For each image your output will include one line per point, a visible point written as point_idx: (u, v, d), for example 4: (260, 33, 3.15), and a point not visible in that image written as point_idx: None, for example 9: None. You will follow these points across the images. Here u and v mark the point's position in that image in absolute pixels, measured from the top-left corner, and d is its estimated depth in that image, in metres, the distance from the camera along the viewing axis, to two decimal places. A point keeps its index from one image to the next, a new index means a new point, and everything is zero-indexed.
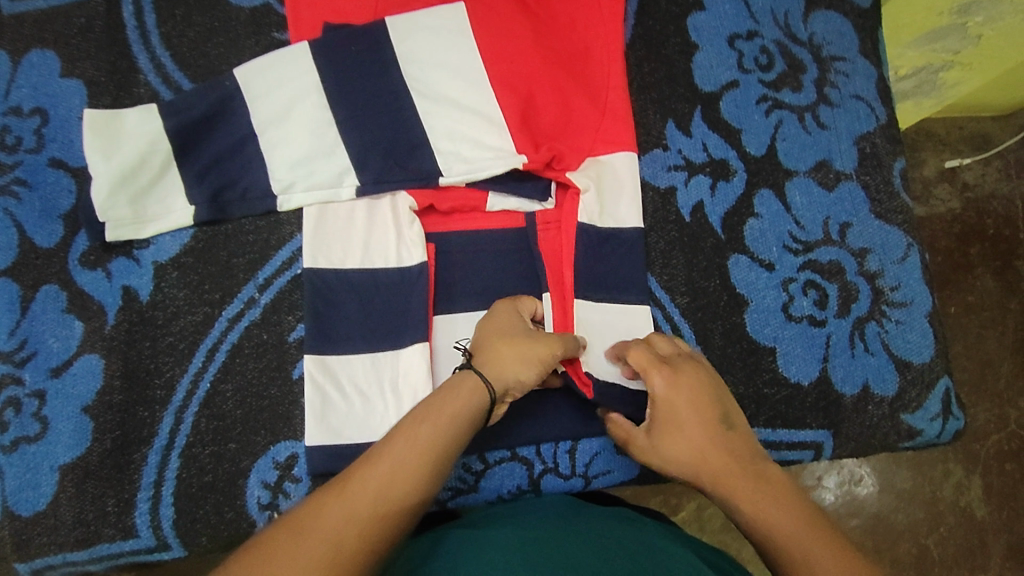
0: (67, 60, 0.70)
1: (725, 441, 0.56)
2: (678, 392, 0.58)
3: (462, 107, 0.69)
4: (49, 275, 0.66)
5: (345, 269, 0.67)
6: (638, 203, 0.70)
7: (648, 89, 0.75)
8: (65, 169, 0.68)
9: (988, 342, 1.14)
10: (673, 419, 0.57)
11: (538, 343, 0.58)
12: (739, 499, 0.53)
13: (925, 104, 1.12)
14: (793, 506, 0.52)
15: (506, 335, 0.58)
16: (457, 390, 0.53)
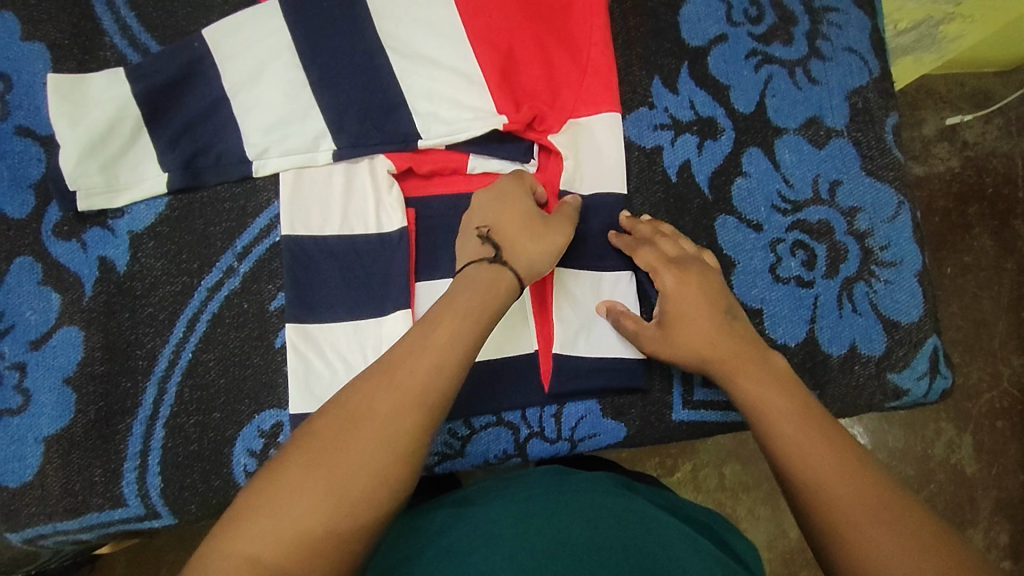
0: (29, 23, 0.68)
1: (734, 341, 0.59)
2: (688, 286, 0.61)
3: (439, 65, 0.67)
4: (23, 246, 0.65)
5: (324, 235, 0.66)
6: (620, 165, 0.69)
7: (634, 45, 0.72)
8: (33, 137, 0.66)
9: (983, 301, 1.14)
10: (684, 310, 0.60)
11: (555, 232, 0.59)
12: (744, 382, 0.57)
13: (925, 58, 1.09)
14: (811, 416, 0.52)
15: (529, 224, 0.58)
16: (497, 288, 0.54)
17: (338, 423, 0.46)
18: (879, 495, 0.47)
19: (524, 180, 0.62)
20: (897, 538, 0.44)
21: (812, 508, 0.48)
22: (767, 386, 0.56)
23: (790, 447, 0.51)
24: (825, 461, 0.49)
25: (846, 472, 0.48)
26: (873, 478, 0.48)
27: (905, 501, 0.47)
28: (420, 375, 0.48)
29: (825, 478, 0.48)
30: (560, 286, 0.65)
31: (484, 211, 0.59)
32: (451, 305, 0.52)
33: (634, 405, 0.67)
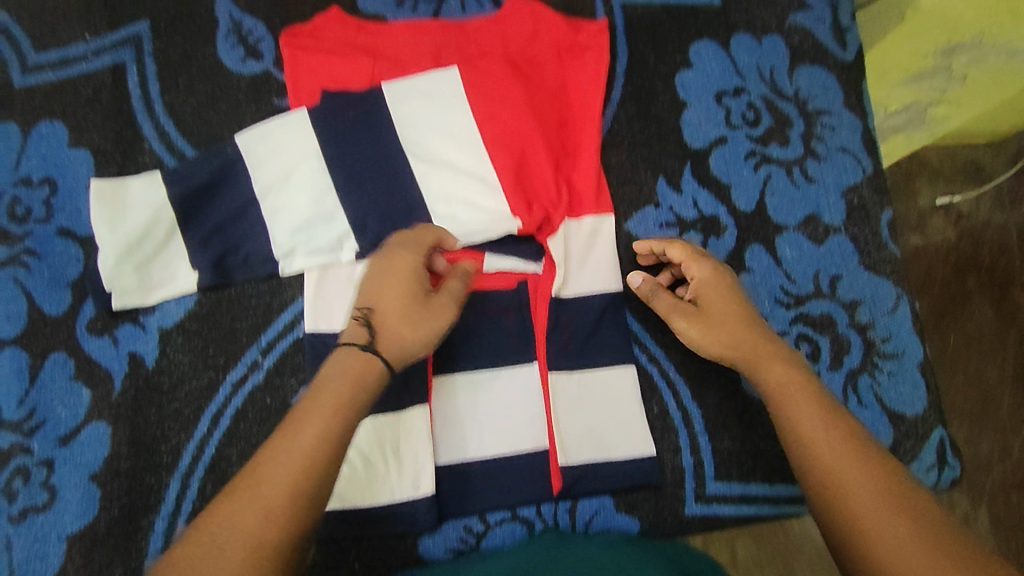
0: (76, 131, 0.73)
1: (765, 357, 0.60)
2: (720, 281, 0.65)
3: (458, 169, 0.71)
4: (58, 343, 0.67)
5: (344, 331, 0.68)
6: (615, 259, 0.72)
7: (639, 147, 0.77)
8: (73, 238, 0.70)
9: (988, 372, 1.15)
10: (713, 300, 0.64)
11: (436, 320, 0.58)
12: (769, 378, 0.59)
13: (916, 136, 1.14)
14: (844, 437, 0.53)
15: (410, 308, 0.57)
16: (365, 376, 0.53)
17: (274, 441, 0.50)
18: (913, 518, 0.47)
19: (417, 252, 0.61)
20: (926, 560, 0.45)
21: (839, 524, 0.49)
22: (802, 400, 0.56)
23: (822, 464, 0.52)
24: (856, 482, 0.50)
25: (876, 492, 0.49)
26: (910, 503, 0.49)
27: (937, 526, 0.47)
28: (289, 474, 0.48)
29: (845, 479, 0.51)
30: (558, 394, 0.67)
31: (376, 287, 0.58)
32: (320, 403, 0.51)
33: (647, 499, 0.67)
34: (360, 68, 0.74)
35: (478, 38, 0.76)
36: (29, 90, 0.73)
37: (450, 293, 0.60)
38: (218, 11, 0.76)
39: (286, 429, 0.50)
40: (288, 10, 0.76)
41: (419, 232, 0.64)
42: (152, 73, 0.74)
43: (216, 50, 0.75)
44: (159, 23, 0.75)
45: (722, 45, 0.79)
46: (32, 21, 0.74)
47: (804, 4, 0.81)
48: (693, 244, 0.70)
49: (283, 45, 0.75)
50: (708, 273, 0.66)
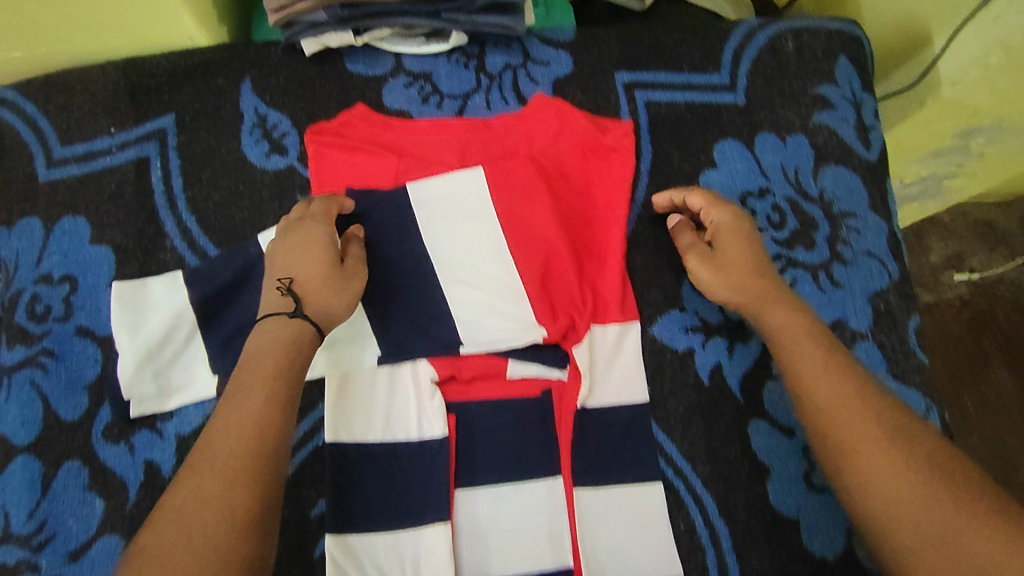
0: (98, 227, 0.72)
1: (769, 303, 0.65)
2: (731, 234, 0.69)
3: (484, 272, 0.71)
4: (72, 450, 0.66)
5: (366, 441, 0.68)
6: (642, 372, 0.72)
7: (664, 249, 0.76)
8: (92, 338, 0.69)
9: (1012, 443, 1.12)
10: (727, 246, 0.69)
11: (355, 281, 0.64)
12: (772, 321, 0.64)
13: (929, 203, 1.18)
14: (835, 368, 0.60)
15: (327, 275, 0.62)
16: (299, 343, 0.58)
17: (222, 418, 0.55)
18: (892, 426, 0.56)
19: (320, 221, 0.65)
20: (913, 484, 0.52)
21: (840, 464, 0.56)
22: (805, 350, 0.61)
23: (825, 417, 0.58)
24: (850, 410, 0.57)
25: (873, 431, 0.55)
26: (916, 449, 0.54)
27: (922, 446, 0.55)
28: (236, 445, 0.54)
29: (857, 430, 0.56)
30: (583, 510, 0.68)
31: (289, 259, 0.63)
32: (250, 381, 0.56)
33: None
34: (385, 167, 0.74)
35: (502, 135, 0.76)
36: (52, 185, 0.73)
37: (359, 257, 0.66)
38: (242, 103, 0.75)
39: (228, 406, 0.56)
40: (312, 104, 0.76)
41: (320, 202, 0.68)
42: (176, 169, 0.74)
43: (240, 145, 0.75)
44: (183, 116, 0.74)
45: (747, 145, 0.79)
46: (58, 114, 0.74)
47: (827, 103, 0.80)
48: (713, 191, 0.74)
49: (307, 142, 0.74)
50: (726, 218, 0.70)
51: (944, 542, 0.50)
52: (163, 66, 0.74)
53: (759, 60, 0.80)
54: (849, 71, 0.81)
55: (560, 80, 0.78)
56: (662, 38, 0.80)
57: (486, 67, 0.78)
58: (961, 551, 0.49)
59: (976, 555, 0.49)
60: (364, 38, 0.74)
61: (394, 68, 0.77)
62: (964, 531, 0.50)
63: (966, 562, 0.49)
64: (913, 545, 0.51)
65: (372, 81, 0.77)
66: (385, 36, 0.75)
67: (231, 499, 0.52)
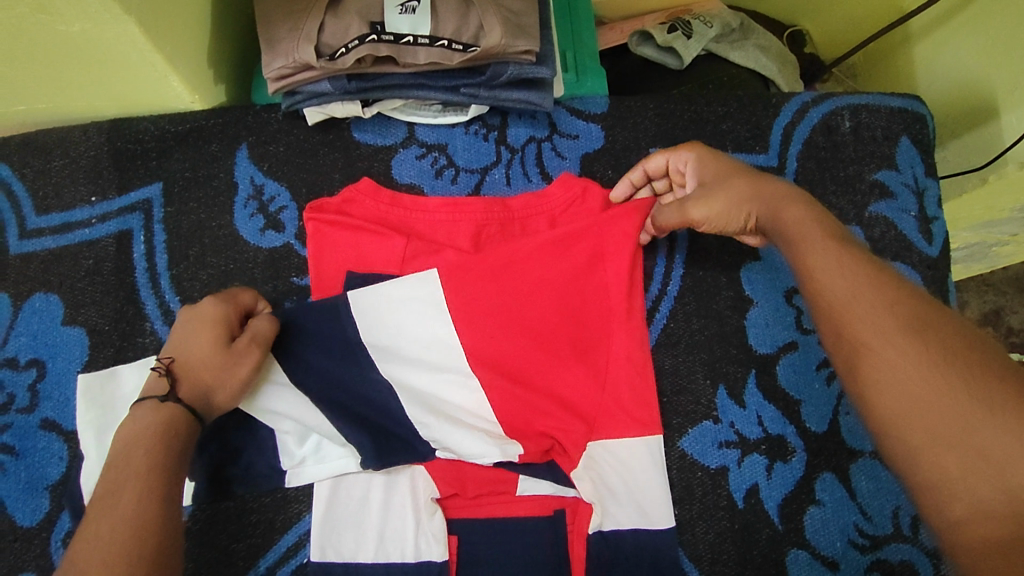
0: (72, 306, 0.65)
1: (773, 200, 0.55)
2: (710, 159, 0.61)
3: (445, 378, 0.63)
4: (27, 561, 0.59)
5: (355, 563, 0.60)
6: (666, 490, 0.63)
7: (698, 349, 0.68)
8: (58, 431, 0.62)
9: None
10: (704, 175, 0.61)
11: (243, 363, 0.57)
12: (779, 220, 0.54)
13: (974, 267, 1.10)
14: (854, 261, 0.48)
15: (212, 357, 0.56)
16: (168, 429, 0.52)
17: (106, 484, 0.49)
18: (915, 314, 0.44)
19: (220, 301, 0.59)
20: (932, 380, 0.41)
21: (845, 352, 0.45)
22: (818, 241, 0.50)
23: (837, 311, 0.46)
24: (866, 300, 0.45)
25: (887, 323, 0.44)
26: (931, 329, 0.43)
27: (955, 337, 0.42)
28: (129, 515, 0.47)
29: (855, 300, 0.45)
30: None
31: (177, 338, 0.57)
32: (127, 447, 0.51)
33: None
34: (390, 251, 0.67)
35: (523, 217, 0.69)
36: (24, 258, 0.66)
37: (264, 335, 0.59)
38: (237, 172, 0.69)
39: (110, 466, 0.50)
40: (316, 178, 0.70)
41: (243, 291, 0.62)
42: (161, 244, 0.67)
43: (233, 219, 0.68)
44: (172, 185, 0.68)
45: None
46: (36, 180, 0.68)
47: (886, 191, 0.73)
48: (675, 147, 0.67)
49: (307, 220, 0.68)
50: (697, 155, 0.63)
51: (966, 455, 0.39)
52: (153, 131, 0.68)
53: (811, 141, 0.74)
54: (911, 154, 0.74)
55: (588, 155, 0.72)
56: (703, 112, 0.74)
57: (508, 139, 0.71)
58: (984, 451, 0.38)
59: (995, 451, 0.38)
60: (373, 109, 0.68)
61: (407, 138, 0.71)
62: (980, 431, 0.38)
63: (991, 466, 0.38)
64: (919, 444, 0.40)
65: (381, 151, 0.70)
66: (398, 105, 0.69)
67: (143, 535, 0.47)
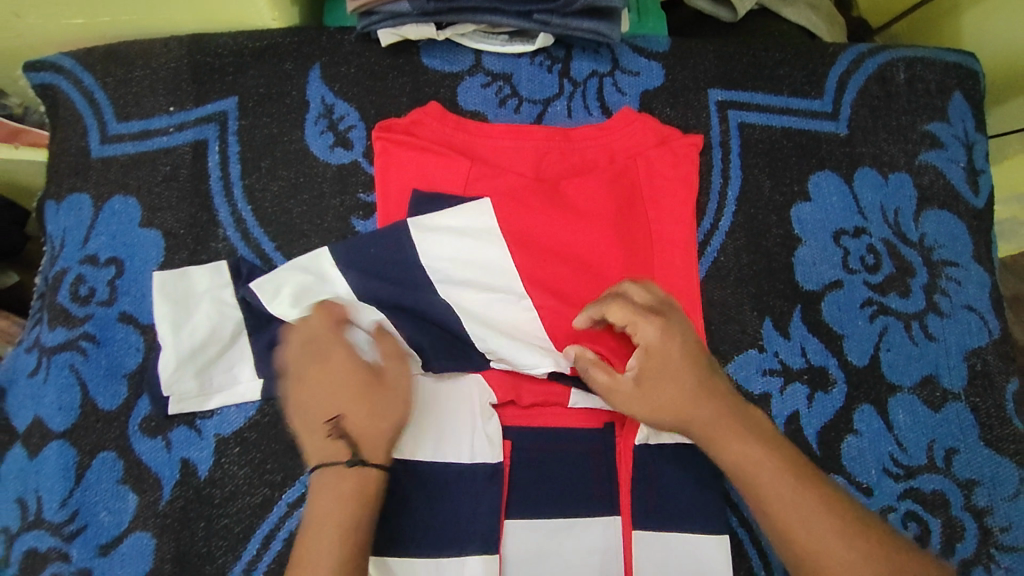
0: (149, 209, 0.68)
1: (698, 404, 0.57)
2: (669, 341, 0.59)
3: (502, 295, 0.65)
4: (107, 441, 0.63)
5: (414, 460, 0.63)
6: None
7: (746, 283, 0.70)
8: (135, 325, 0.66)
9: None
10: (660, 369, 0.58)
11: (398, 391, 0.57)
12: (726, 449, 0.56)
13: None
14: (775, 452, 0.55)
15: (366, 401, 0.55)
16: (365, 493, 0.53)
17: (305, 561, 0.50)
18: (846, 526, 0.52)
19: (300, 345, 0.59)
20: None
21: (798, 561, 0.52)
22: (739, 442, 0.55)
23: (794, 538, 0.52)
24: (818, 525, 0.52)
25: (841, 551, 0.51)
26: (877, 545, 0.52)
27: (877, 538, 0.52)
28: None
29: (812, 531, 0.52)
30: (640, 557, 0.62)
31: (313, 399, 0.55)
32: (323, 515, 0.52)
33: None
34: (455, 172, 0.69)
35: (583, 147, 0.71)
36: (105, 161, 0.69)
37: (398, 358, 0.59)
38: (309, 91, 0.72)
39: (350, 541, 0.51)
40: (384, 100, 0.72)
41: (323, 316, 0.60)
42: (234, 155, 0.70)
43: (305, 135, 0.71)
44: (247, 100, 0.71)
45: (845, 179, 0.73)
46: (117, 89, 0.71)
47: (936, 141, 0.75)
48: (636, 286, 0.61)
49: (375, 139, 0.70)
50: (655, 336, 0.59)
51: None
52: (231, 46, 0.71)
53: (865, 90, 0.75)
54: (963, 108, 0.76)
55: (648, 92, 0.74)
56: (762, 56, 0.75)
57: (571, 72, 0.74)
58: None
59: None
60: (447, 32, 0.70)
61: (473, 66, 0.73)
62: None
63: None
64: None
65: (448, 78, 0.73)
66: (468, 32, 0.71)
67: None
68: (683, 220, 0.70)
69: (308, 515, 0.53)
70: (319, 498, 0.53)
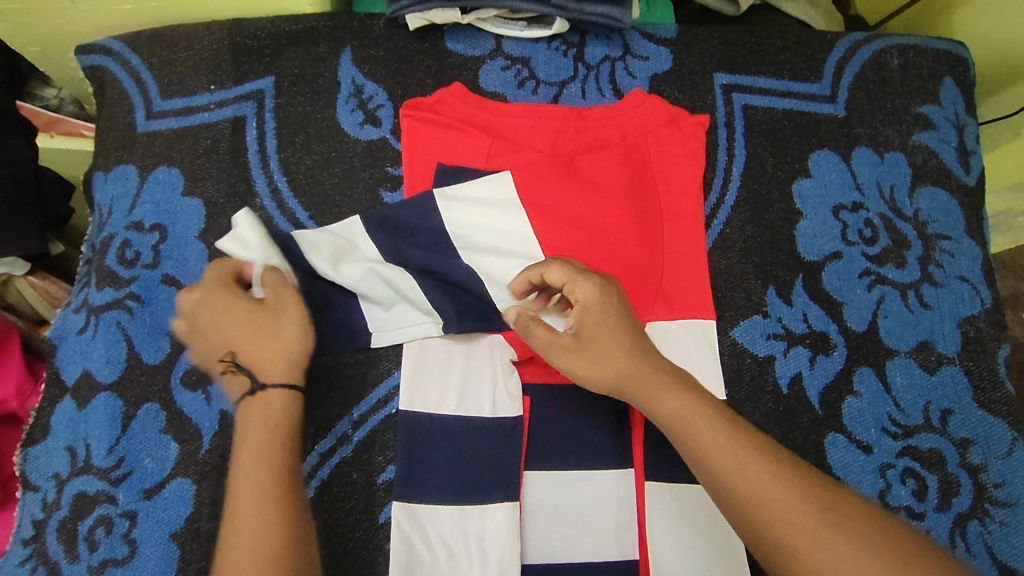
0: (191, 180, 0.73)
1: (633, 360, 0.58)
2: (607, 298, 0.59)
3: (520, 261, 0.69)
4: (151, 392, 0.67)
5: (439, 412, 0.67)
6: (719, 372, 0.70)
7: (750, 253, 0.75)
8: (177, 287, 0.70)
9: None
10: (597, 326, 0.58)
11: (285, 310, 0.59)
12: (662, 407, 0.56)
13: None
14: (714, 412, 0.55)
15: (241, 319, 0.58)
16: (274, 414, 0.56)
17: (232, 523, 0.51)
18: (791, 473, 0.52)
19: (237, 298, 0.59)
20: (845, 540, 0.49)
21: (752, 519, 0.51)
22: (674, 395, 0.56)
23: (746, 491, 0.52)
24: (765, 475, 0.52)
25: (793, 497, 0.51)
26: (823, 493, 0.52)
27: (810, 482, 0.52)
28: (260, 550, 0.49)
29: (762, 481, 0.51)
30: (653, 505, 0.66)
31: (222, 331, 0.58)
32: (246, 467, 0.53)
33: None
34: (477, 147, 0.74)
35: (596, 126, 0.76)
36: (150, 135, 0.74)
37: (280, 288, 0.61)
38: (340, 73, 0.76)
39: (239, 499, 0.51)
40: (411, 82, 0.77)
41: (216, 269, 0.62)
42: (271, 131, 0.75)
43: (336, 112, 0.76)
44: (282, 80, 0.76)
45: (843, 157, 0.78)
46: (162, 69, 0.76)
47: (929, 123, 0.79)
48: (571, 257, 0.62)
49: (402, 117, 0.75)
50: (593, 293, 0.59)
51: None
52: (268, 30, 0.76)
53: (861, 75, 0.80)
54: (953, 93, 0.81)
55: (657, 76, 0.79)
56: (763, 43, 0.80)
57: (585, 57, 0.79)
58: None
59: None
60: (470, 17, 0.75)
61: (494, 50, 0.78)
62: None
63: None
64: None
65: (470, 61, 0.78)
66: (489, 17, 0.76)
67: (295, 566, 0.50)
68: (691, 194, 0.75)
69: (234, 447, 0.55)
70: (245, 446, 0.54)
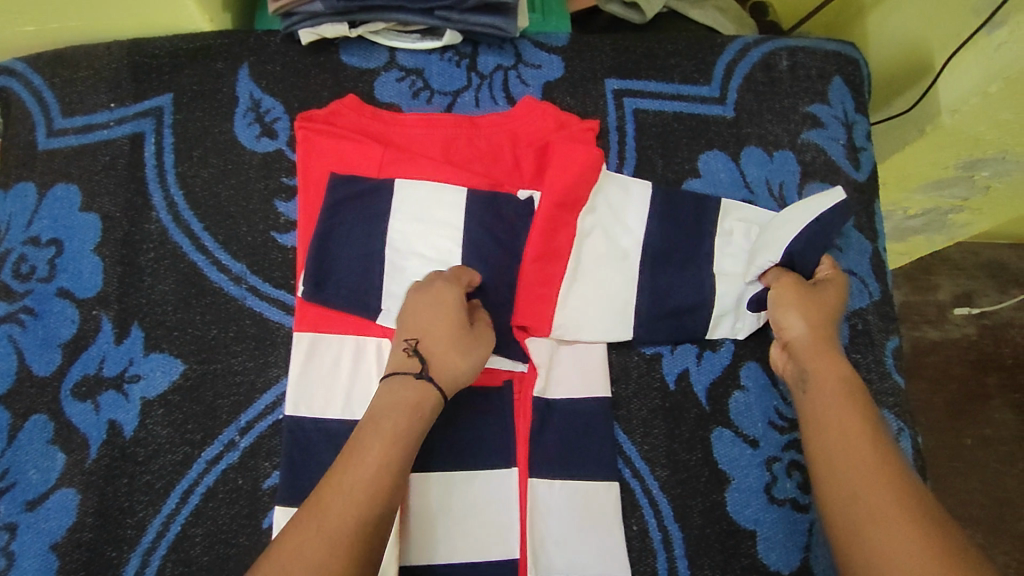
0: (89, 195, 0.75)
1: (831, 361, 0.63)
2: (825, 302, 0.67)
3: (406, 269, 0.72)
4: (40, 404, 0.68)
5: (325, 417, 0.68)
6: (605, 372, 0.72)
7: None
8: (71, 299, 0.71)
9: (1005, 479, 1.18)
10: (800, 321, 0.66)
11: (480, 340, 0.64)
12: (826, 411, 0.60)
13: (936, 239, 1.18)
14: (851, 411, 0.59)
15: (454, 334, 0.62)
16: (421, 406, 0.59)
17: (333, 478, 0.55)
18: (884, 478, 0.53)
19: (453, 313, 0.63)
20: (913, 535, 0.49)
21: (846, 510, 0.53)
22: (844, 402, 0.60)
23: (844, 489, 0.54)
24: (864, 472, 0.54)
25: (888, 494, 0.52)
26: (905, 493, 0.52)
27: (930, 497, 0.53)
28: (351, 513, 0.52)
29: (859, 484, 0.54)
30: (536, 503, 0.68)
31: (438, 338, 0.62)
32: (389, 428, 0.57)
33: None
34: (370, 155, 0.75)
35: (489, 133, 0.77)
36: (50, 153, 0.76)
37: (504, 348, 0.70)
38: (238, 88, 0.78)
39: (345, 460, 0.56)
40: (307, 94, 0.79)
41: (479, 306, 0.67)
42: (168, 146, 0.77)
43: (233, 127, 0.78)
44: (181, 96, 0.78)
45: (732, 157, 0.79)
46: (63, 88, 0.78)
47: (817, 121, 0.81)
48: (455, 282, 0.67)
49: (297, 128, 0.76)
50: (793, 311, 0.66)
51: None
52: (167, 49, 0.78)
53: (751, 76, 0.82)
54: (843, 91, 0.82)
55: (549, 83, 0.81)
56: (655, 48, 0.82)
57: (478, 66, 0.81)
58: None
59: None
60: (358, 31, 0.77)
61: (388, 62, 0.80)
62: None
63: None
64: None
65: (365, 74, 0.80)
66: (380, 30, 0.79)
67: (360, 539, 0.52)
68: None
69: (365, 424, 0.58)
70: (378, 421, 0.58)
